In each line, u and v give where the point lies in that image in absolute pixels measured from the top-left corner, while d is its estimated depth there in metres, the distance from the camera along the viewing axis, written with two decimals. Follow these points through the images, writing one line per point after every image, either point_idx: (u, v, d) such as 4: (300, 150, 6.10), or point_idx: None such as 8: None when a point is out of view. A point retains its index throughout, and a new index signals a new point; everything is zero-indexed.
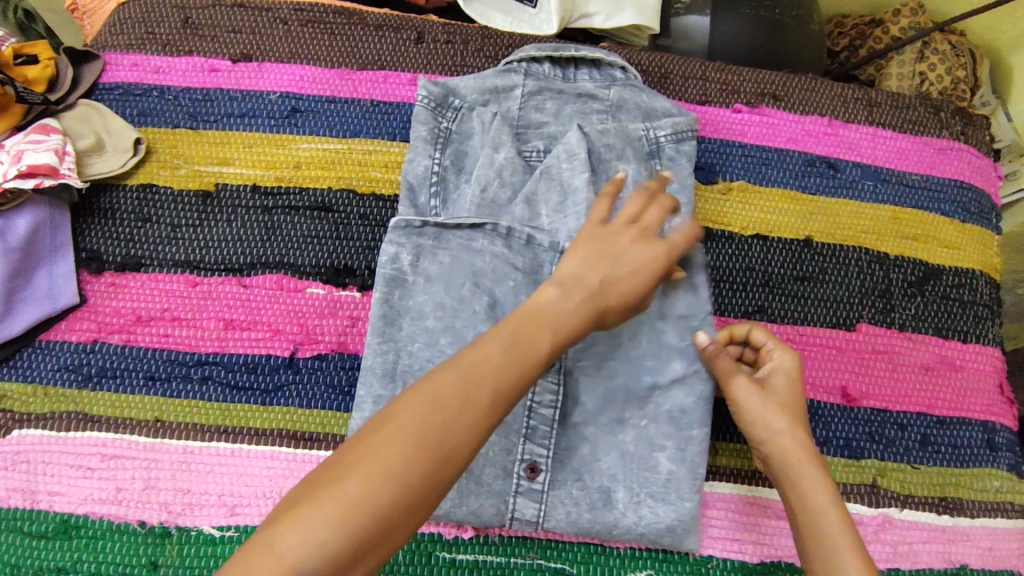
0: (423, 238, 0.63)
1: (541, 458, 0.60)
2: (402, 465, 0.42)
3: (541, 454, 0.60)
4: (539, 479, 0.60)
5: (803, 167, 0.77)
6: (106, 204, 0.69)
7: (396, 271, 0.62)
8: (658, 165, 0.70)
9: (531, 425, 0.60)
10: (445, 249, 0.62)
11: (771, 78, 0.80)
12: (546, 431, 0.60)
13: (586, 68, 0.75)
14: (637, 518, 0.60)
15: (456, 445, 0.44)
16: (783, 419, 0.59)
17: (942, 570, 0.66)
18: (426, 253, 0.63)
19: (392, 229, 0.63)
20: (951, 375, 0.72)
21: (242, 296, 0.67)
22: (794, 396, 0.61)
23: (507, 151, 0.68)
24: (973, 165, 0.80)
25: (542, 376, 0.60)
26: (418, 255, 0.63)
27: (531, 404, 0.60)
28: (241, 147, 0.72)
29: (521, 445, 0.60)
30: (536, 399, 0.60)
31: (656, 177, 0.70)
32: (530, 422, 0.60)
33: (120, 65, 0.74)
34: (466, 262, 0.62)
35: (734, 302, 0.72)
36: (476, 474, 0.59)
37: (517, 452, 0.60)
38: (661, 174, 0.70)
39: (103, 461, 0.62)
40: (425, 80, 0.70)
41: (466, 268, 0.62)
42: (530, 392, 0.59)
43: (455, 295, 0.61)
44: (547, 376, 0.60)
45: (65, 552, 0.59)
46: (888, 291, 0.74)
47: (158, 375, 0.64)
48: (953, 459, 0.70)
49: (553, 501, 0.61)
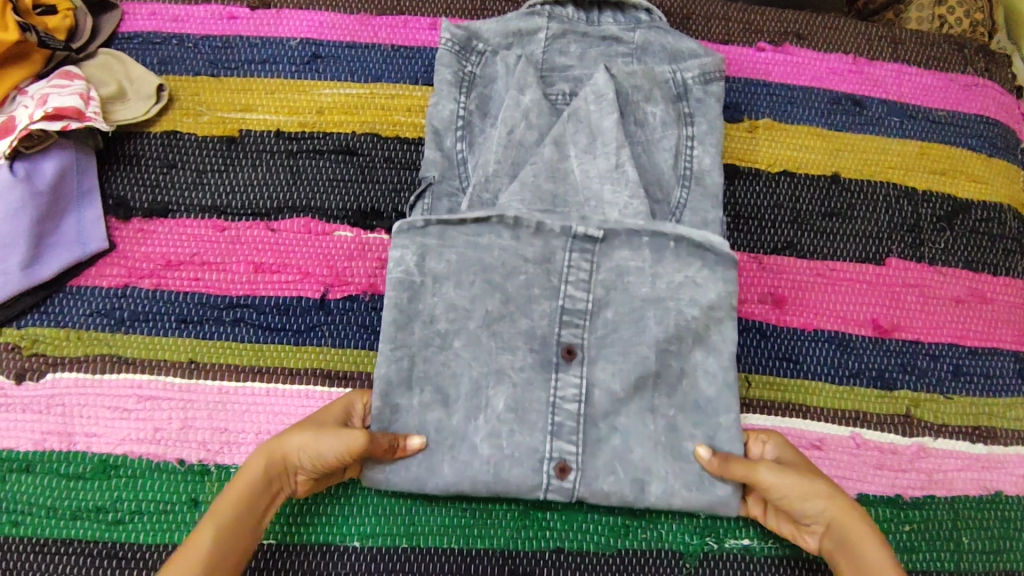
0: (427, 238, 0.59)
1: (570, 455, 0.57)
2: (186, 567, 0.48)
3: (570, 453, 0.57)
4: (570, 479, 0.57)
5: (829, 105, 0.76)
6: (130, 151, 0.69)
7: (403, 274, 0.58)
8: (687, 109, 0.68)
9: (557, 422, 0.57)
10: (451, 247, 0.58)
11: (794, 17, 0.79)
12: (574, 427, 0.57)
13: (609, 11, 0.74)
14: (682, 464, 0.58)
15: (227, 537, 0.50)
16: (829, 491, 0.54)
17: (978, 497, 0.66)
18: (431, 252, 0.59)
19: (396, 233, 0.59)
20: (981, 307, 0.72)
21: (270, 239, 0.67)
22: (805, 462, 0.58)
23: (534, 93, 0.66)
24: (999, 101, 0.79)
25: (564, 369, 0.58)
26: (422, 256, 0.58)
27: (555, 400, 0.57)
28: (263, 93, 0.71)
29: (548, 444, 0.57)
30: (559, 394, 0.58)
31: (685, 119, 0.68)
32: (555, 419, 0.57)
33: (138, 14, 0.73)
34: (474, 258, 0.59)
35: (763, 239, 0.71)
36: (510, 434, 0.57)
37: (544, 451, 0.57)
38: (690, 117, 0.68)
39: (139, 403, 0.62)
40: (449, 24, 0.69)
41: (475, 265, 0.59)
42: (552, 388, 0.58)
43: (467, 294, 0.58)
44: (569, 369, 0.58)
45: (103, 492, 0.60)
46: (917, 226, 0.73)
47: (190, 318, 0.64)
48: (985, 390, 0.69)
49: (591, 458, 0.58)
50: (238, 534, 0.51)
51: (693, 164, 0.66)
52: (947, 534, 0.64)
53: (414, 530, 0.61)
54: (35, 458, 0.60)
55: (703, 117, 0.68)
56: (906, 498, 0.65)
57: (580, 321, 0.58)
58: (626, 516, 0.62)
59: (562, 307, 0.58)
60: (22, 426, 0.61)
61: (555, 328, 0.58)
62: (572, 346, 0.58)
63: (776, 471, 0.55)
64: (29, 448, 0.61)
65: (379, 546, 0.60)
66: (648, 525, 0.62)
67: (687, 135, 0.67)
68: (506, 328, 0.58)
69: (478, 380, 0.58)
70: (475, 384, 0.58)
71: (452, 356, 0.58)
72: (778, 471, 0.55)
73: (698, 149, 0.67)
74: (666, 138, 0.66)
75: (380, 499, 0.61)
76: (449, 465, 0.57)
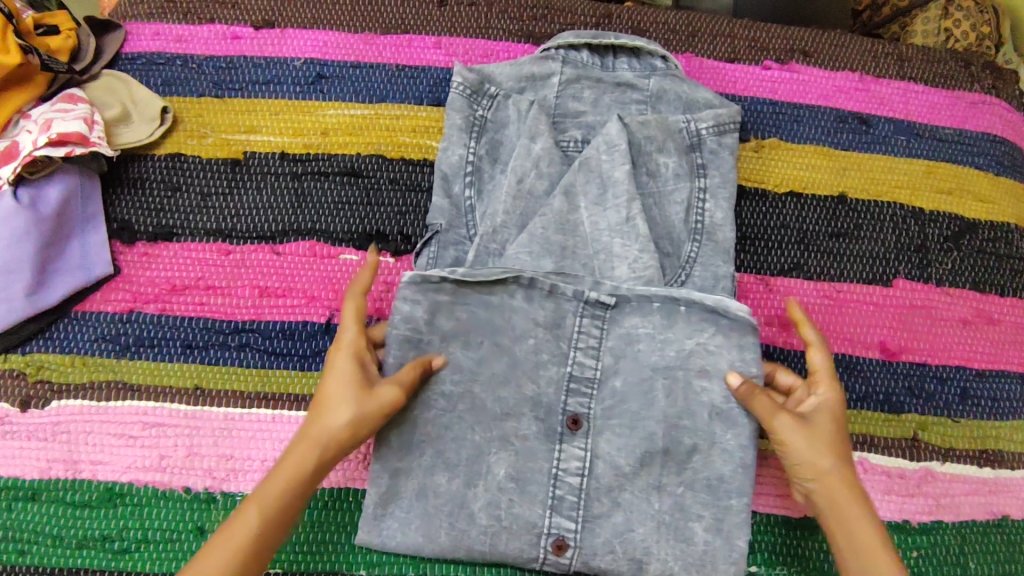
0: (440, 294, 0.57)
1: (568, 532, 0.57)
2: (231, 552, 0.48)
3: (569, 529, 0.57)
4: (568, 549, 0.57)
5: (835, 124, 0.76)
6: (134, 174, 0.69)
7: (410, 331, 0.57)
8: (699, 160, 0.68)
9: (557, 496, 0.57)
10: (463, 305, 0.57)
11: (801, 34, 0.78)
12: (573, 502, 0.57)
13: (625, 56, 0.72)
14: (694, 496, 0.57)
15: (271, 520, 0.50)
16: (834, 463, 0.53)
17: (984, 521, 0.66)
18: (443, 310, 0.57)
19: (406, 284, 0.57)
20: (988, 328, 0.71)
21: (275, 263, 0.66)
22: (840, 427, 0.56)
23: (545, 141, 0.66)
24: (1006, 119, 0.78)
25: (569, 440, 0.57)
26: (433, 313, 0.57)
27: (556, 472, 0.57)
28: (268, 115, 0.71)
29: (546, 517, 0.57)
30: (561, 467, 0.57)
31: (697, 171, 0.67)
32: (555, 492, 0.57)
33: (142, 35, 0.73)
34: (484, 319, 0.58)
35: (769, 260, 0.71)
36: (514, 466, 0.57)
37: (541, 525, 0.57)
38: (702, 169, 0.68)
39: (144, 430, 0.62)
40: (461, 67, 0.68)
41: (485, 327, 0.58)
42: (555, 459, 0.57)
43: (473, 355, 0.58)
44: (573, 441, 0.57)
45: (109, 520, 0.59)
46: (925, 246, 0.73)
47: (195, 343, 0.64)
48: (992, 412, 0.69)
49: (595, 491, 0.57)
50: (284, 513, 0.50)
51: (704, 219, 0.66)
52: (954, 559, 0.64)
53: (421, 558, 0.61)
54: (40, 486, 0.60)
55: (715, 170, 0.68)
56: (913, 523, 0.65)
57: (587, 389, 0.57)
58: None
59: (570, 374, 0.58)
60: (27, 454, 0.61)
61: (562, 397, 0.57)
62: (577, 415, 0.57)
63: (795, 432, 0.54)
64: (34, 476, 0.61)
65: (386, 574, 0.60)
66: None
67: (698, 187, 0.67)
68: (511, 394, 0.57)
69: (482, 446, 0.57)
70: (478, 449, 0.57)
71: (454, 420, 0.57)
72: (796, 432, 0.54)
73: (709, 202, 0.67)
74: (677, 190, 0.66)
75: None
76: (446, 532, 0.57)
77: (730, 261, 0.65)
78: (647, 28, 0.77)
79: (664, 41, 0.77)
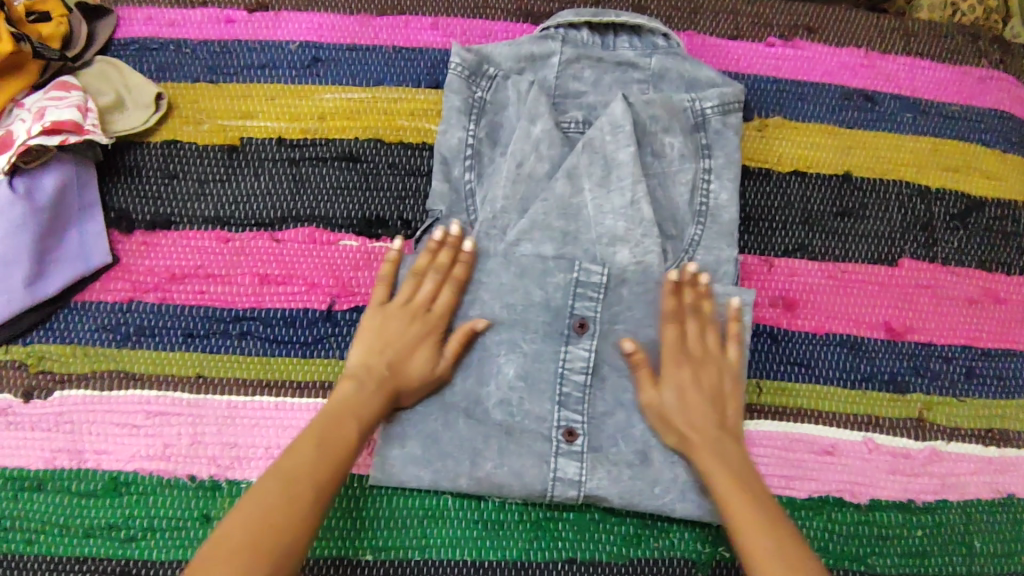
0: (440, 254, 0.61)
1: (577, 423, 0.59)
2: (271, 509, 0.48)
3: (577, 421, 0.59)
4: (578, 444, 0.58)
5: (841, 101, 0.74)
6: (131, 162, 0.68)
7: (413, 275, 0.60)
8: (703, 139, 0.67)
9: (565, 392, 0.59)
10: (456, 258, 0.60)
11: (805, 10, 0.77)
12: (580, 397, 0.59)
13: (626, 35, 0.72)
14: None
15: (303, 493, 0.49)
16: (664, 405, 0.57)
17: (990, 500, 0.66)
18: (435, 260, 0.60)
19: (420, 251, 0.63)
20: (995, 307, 0.71)
21: (275, 250, 0.66)
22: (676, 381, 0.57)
23: (545, 122, 0.65)
24: (1014, 94, 0.77)
25: (575, 341, 0.59)
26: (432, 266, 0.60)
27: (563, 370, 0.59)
28: (264, 99, 0.70)
29: (556, 412, 0.59)
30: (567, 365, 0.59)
31: (701, 152, 0.66)
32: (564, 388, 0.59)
33: (135, 19, 0.72)
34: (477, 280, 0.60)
35: (774, 242, 0.70)
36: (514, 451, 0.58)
37: (552, 420, 0.59)
38: (706, 149, 0.67)
39: (147, 419, 0.62)
40: (459, 48, 0.67)
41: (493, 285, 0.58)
42: (562, 358, 0.59)
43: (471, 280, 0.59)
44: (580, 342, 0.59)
45: (116, 508, 0.60)
46: (931, 225, 0.72)
47: (196, 332, 0.64)
48: (998, 392, 0.69)
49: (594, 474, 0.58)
50: (301, 487, 0.50)
51: (708, 201, 0.65)
52: (958, 538, 0.64)
53: (426, 543, 0.61)
54: (46, 476, 0.60)
55: (719, 150, 0.67)
56: (919, 503, 0.65)
57: (594, 294, 0.59)
58: (637, 526, 0.62)
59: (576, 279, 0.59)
60: (31, 445, 0.61)
61: (569, 301, 0.59)
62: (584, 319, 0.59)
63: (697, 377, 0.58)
64: (40, 466, 0.61)
65: (391, 559, 0.60)
66: (661, 535, 0.62)
67: (703, 168, 0.66)
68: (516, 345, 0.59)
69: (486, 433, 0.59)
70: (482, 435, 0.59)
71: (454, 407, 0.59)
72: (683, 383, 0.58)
73: (713, 183, 0.66)
74: (681, 171, 0.65)
75: (392, 512, 0.61)
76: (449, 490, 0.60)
77: (733, 243, 0.64)
78: (649, 5, 0.76)
79: (665, 19, 0.76)
